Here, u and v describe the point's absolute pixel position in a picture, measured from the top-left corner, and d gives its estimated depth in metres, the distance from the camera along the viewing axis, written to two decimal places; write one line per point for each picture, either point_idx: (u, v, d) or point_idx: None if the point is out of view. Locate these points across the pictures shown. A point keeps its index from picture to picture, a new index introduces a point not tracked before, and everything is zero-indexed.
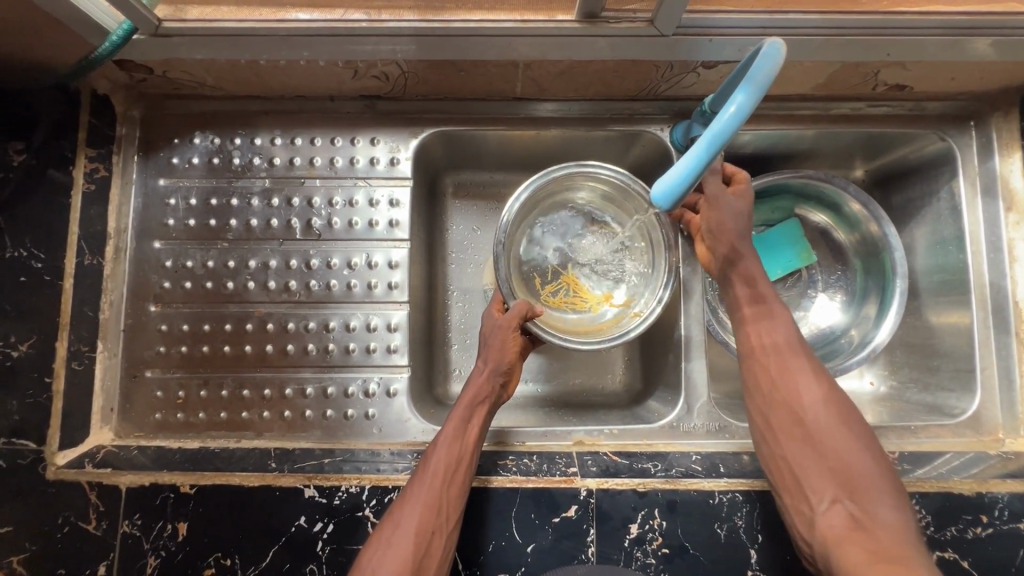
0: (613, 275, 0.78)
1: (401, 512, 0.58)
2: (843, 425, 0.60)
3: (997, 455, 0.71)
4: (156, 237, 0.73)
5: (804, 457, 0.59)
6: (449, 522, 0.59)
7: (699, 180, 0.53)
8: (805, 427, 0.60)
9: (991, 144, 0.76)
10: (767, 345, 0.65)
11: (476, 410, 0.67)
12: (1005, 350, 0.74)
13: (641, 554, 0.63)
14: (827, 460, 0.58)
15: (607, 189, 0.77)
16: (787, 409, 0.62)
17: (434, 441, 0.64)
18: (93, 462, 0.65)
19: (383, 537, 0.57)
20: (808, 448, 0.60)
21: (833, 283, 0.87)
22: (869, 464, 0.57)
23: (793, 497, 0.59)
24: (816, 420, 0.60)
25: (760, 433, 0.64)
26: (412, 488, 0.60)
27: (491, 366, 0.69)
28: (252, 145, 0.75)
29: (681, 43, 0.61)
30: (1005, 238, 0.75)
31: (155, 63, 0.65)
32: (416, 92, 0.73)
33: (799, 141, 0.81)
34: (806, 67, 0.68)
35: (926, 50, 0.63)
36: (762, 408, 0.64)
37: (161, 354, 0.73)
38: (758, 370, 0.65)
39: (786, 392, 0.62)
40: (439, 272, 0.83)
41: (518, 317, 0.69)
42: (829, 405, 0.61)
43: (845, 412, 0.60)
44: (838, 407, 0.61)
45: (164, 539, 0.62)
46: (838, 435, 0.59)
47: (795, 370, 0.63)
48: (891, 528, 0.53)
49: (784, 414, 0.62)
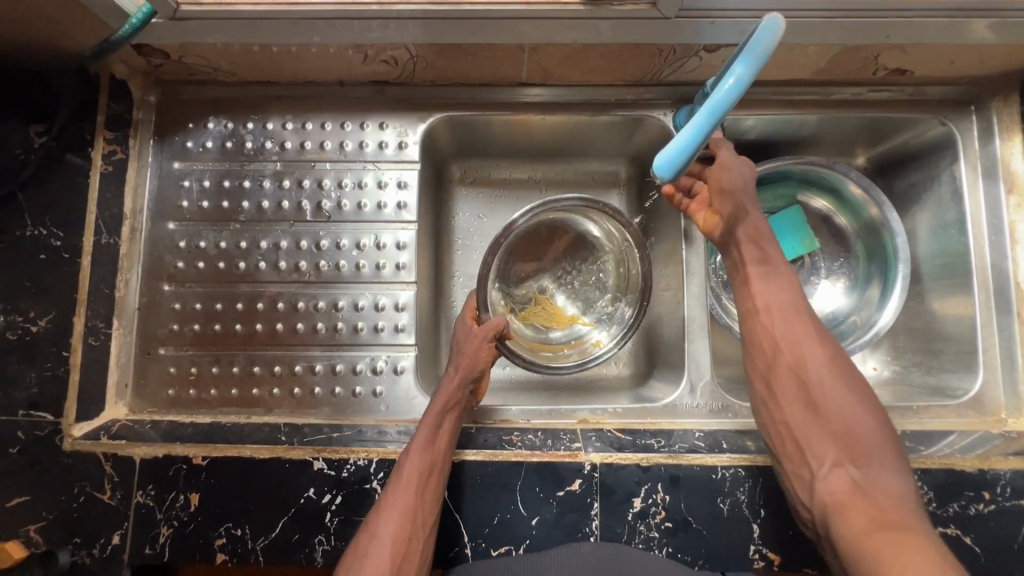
0: (584, 301, 0.83)
1: (379, 517, 0.59)
2: (840, 384, 0.62)
3: (1000, 434, 0.71)
4: (171, 218, 0.75)
5: (804, 420, 0.61)
6: (424, 528, 0.60)
7: (700, 151, 0.55)
8: (806, 392, 0.62)
9: (992, 128, 0.76)
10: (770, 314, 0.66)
11: (445, 418, 0.66)
12: (1007, 332, 0.75)
13: (645, 527, 0.64)
14: (826, 422, 0.60)
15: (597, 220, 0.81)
16: (786, 375, 0.63)
17: (408, 446, 0.63)
18: (108, 434, 0.66)
19: (361, 547, 0.58)
20: (806, 411, 0.61)
21: (836, 269, 0.88)
22: (870, 427, 0.59)
23: (794, 463, 0.60)
24: (816, 385, 0.62)
25: (761, 398, 0.65)
26: (392, 491, 0.60)
27: (462, 374, 0.69)
28: (264, 130, 0.77)
29: (683, 25, 0.62)
30: (1006, 220, 0.76)
31: (172, 48, 0.67)
32: (424, 77, 0.75)
33: (802, 126, 0.82)
34: (807, 51, 0.69)
35: (925, 32, 0.64)
36: (762, 373, 0.65)
37: (175, 332, 0.74)
38: (759, 336, 0.66)
39: (790, 360, 0.64)
40: (446, 259, 0.85)
41: (487, 336, 0.70)
42: (831, 372, 0.62)
43: (847, 379, 0.62)
44: (838, 368, 0.62)
45: (177, 510, 0.63)
46: (836, 395, 0.61)
47: (794, 334, 0.64)
48: (889, 492, 0.54)
49: (783, 379, 0.63)
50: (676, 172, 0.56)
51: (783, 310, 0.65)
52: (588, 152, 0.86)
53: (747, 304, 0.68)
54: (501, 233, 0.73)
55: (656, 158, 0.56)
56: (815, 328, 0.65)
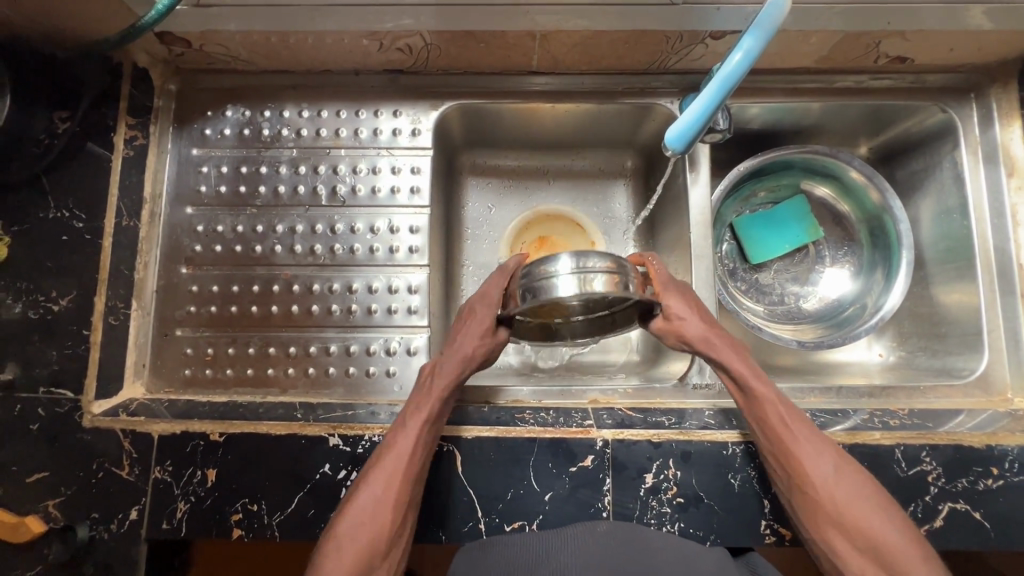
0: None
1: (367, 485, 0.57)
2: (858, 494, 0.57)
3: (1006, 412, 0.72)
4: (189, 203, 0.77)
5: (837, 542, 0.56)
6: (413, 493, 0.59)
7: (706, 125, 0.58)
8: (832, 513, 0.57)
9: (991, 114, 0.78)
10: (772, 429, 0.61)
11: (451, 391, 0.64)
12: (1011, 313, 0.75)
13: (656, 503, 0.64)
14: (858, 540, 0.55)
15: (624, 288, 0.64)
16: (806, 495, 0.58)
17: (404, 412, 0.62)
18: (127, 411, 0.67)
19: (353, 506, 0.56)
20: (836, 531, 0.56)
21: (841, 257, 0.90)
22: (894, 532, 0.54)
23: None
24: (834, 500, 0.57)
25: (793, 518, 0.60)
26: (375, 473, 0.58)
27: (481, 344, 0.67)
28: (281, 118, 0.79)
29: (690, 12, 0.65)
30: (1007, 203, 0.76)
31: (194, 36, 0.70)
32: (437, 66, 0.77)
33: (806, 114, 0.84)
34: (810, 39, 0.71)
35: (924, 18, 0.67)
36: (784, 494, 0.60)
37: (192, 314, 0.76)
38: (769, 454, 0.61)
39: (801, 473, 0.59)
40: (457, 248, 0.87)
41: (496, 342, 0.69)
42: (841, 477, 0.58)
43: (857, 481, 0.58)
44: (850, 474, 0.58)
45: (194, 485, 0.64)
46: (859, 510, 0.56)
47: (798, 447, 0.59)
48: None
49: (804, 503, 0.58)
50: (688, 143, 0.59)
51: (783, 424, 0.61)
52: (595, 143, 0.88)
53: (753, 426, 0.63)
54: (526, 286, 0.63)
55: (669, 131, 0.60)
56: (815, 432, 0.61)
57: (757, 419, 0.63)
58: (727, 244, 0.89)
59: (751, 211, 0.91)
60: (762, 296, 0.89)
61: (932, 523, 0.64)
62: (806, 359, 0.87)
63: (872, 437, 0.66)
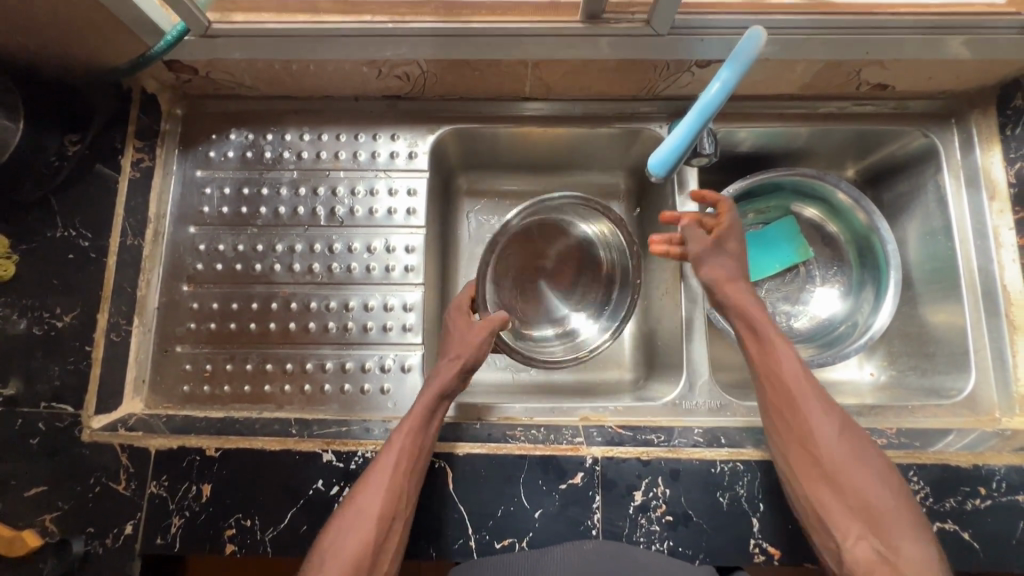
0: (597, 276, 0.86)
1: (363, 495, 0.59)
2: (856, 458, 0.61)
3: (995, 433, 0.72)
4: (192, 222, 0.80)
5: (826, 497, 0.60)
6: (410, 503, 0.61)
7: (690, 149, 0.60)
8: (827, 465, 0.61)
9: (972, 139, 0.80)
10: (784, 391, 0.65)
11: (439, 405, 0.68)
12: (996, 333, 0.76)
13: (645, 521, 0.65)
14: (848, 498, 0.59)
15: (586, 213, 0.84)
16: (803, 449, 0.62)
17: (402, 423, 0.65)
18: (125, 426, 0.69)
19: (347, 518, 0.58)
20: (827, 486, 0.60)
21: (830, 277, 0.91)
22: (885, 497, 0.58)
23: (821, 536, 0.59)
24: (832, 457, 0.61)
25: (782, 472, 0.63)
26: (376, 471, 0.61)
27: (460, 362, 0.70)
28: (282, 141, 0.82)
29: (676, 43, 0.67)
30: (990, 225, 0.78)
31: (200, 64, 0.73)
32: (434, 92, 0.80)
33: (793, 138, 0.86)
34: (793, 67, 0.74)
35: (901, 49, 0.69)
36: (779, 448, 0.64)
37: (191, 331, 0.77)
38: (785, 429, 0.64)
39: (804, 436, 0.62)
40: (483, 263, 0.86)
41: (493, 327, 0.72)
42: (842, 441, 0.61)
43: (857, 447, 0.61)
44: (853, 439, 0.62)
45: (189, 500, 0.65)
46: (852, 470, 0.60)
47: (804, 406, 0.63)
48: (918, 564, 0.54)
49: (798, 453, 0.62)
50: (670, 168, 0.61)
51: (793, 383, 0.65)
52: (588, 164, 0.90)
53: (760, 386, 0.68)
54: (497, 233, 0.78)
55: (652, 156, 0.62)
56: (822, 400, 0.64)
57: (768, 374, 0.67)
58: None
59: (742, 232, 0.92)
60: None
61: None
62: None
63: None
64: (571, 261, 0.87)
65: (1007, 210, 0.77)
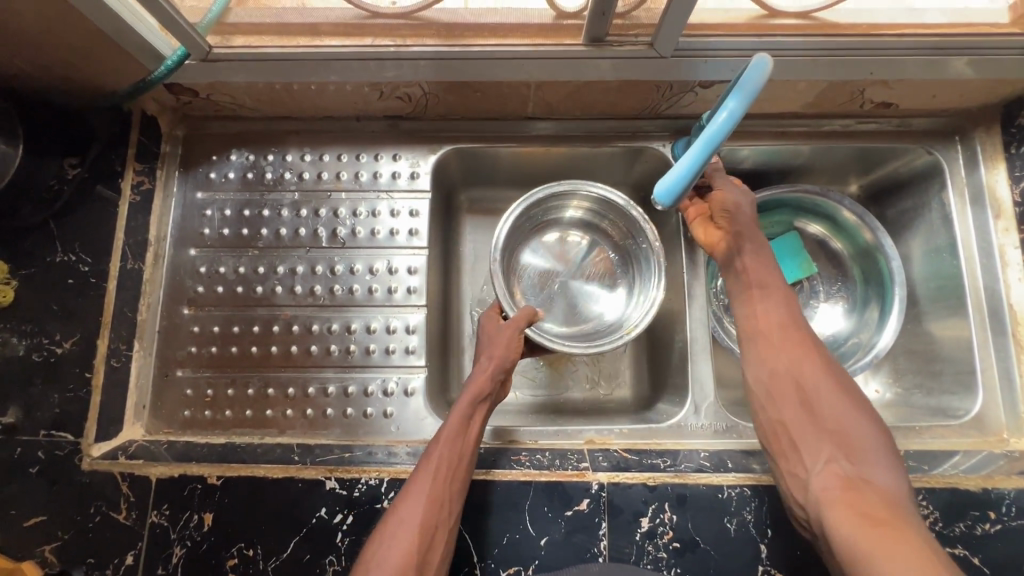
0: (626, 268, 0.83)
1: (403, 506, 0.59)
2: (829, 388, 0.63)
3: (1004, 454, 0.72)
4: (192, 244, 0.79)
5: (794, 419, 0.63)
6: (450, 517, 0.60)
7: (696, 179, 0.60)
8: (801, 390, 0.63)
9: (977, 157, 0.80)
10: (768, 320, 0.68)
11: (477, 407, 0.67)
12: (1003, 353, 0.76)
13: (653, 548, 0.64)
14: (815, 420, 0.62)
15: (592, 205, 0.82)
16: (777, 378, 0.65)
17: (439, 434, 0.64)
18: (126, 454, 0.68)
19: (387, 529, 0.58)
20: (796, 410, 0.63)
21: (834, 293, 0.91)
22: (862, 428, 0.60)
23: (789, 461, 0.61)
24: (810, 386, 0.63)
25: (756, 398, 0.66)
26: (419, 475, 0.61)
27: (496, 365, 0.70)
28: (284, 161, 0.81)
29: (679, 64, 0.67)
30: (995, 243, 0.78)
31: (201, 87, 0.72)
32: (436, 112, 0.79)
33: (796, 156, 0.86)
34: (796, 87, 0.73)
35: (905, 69, 0.69)
36: (755, 376, 0.67)
37: (193, 354, 0.77)
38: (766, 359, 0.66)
39: (783, 364, 0.65)
40: (512, 263, 0.82)
41: (521, 325, 0.72)
42: (824, 375, 0.64)
43: (839, 382, 0.63)
44: (828, 371, 0.64)
45: (190, 529, 0.64)
46: (824, 397, 0.62)
47: (780, 337, 0.66)
48: (884, 489, 0.55)
49: (775, 382, 0.65)
50: (676, 199, 0.60)
51: (773, 318, 0.67)
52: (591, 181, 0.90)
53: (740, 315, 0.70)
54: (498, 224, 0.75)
55: (656, 187, 0.61)
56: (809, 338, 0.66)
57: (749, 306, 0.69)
58: (722, 281, 0.85)
59: None
60: None
61: None
62: None
63: None
64: (590, 252, 0.85)
65: (1013, 229, 0.77)
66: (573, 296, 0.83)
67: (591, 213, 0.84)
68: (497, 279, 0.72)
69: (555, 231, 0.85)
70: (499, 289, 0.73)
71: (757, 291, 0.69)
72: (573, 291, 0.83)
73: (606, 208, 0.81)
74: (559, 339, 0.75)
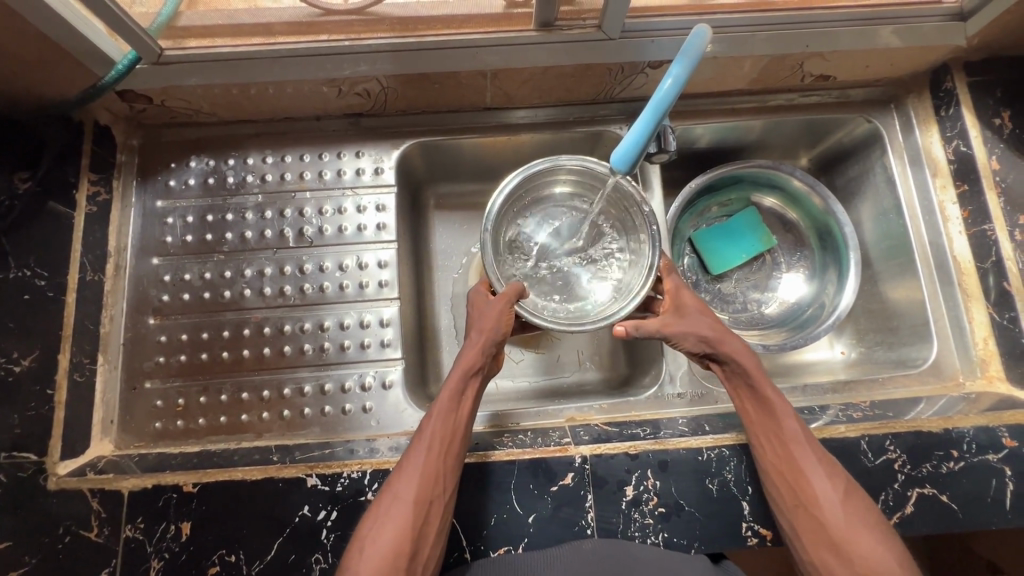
0: (612, 237, 0.82)
1: (399, 482, 0.59)
2: (861, 520, 0.58)
3: (961, 397, 0.75)
4: (154, 254, 0.78)
5: (831, 562, 0.57)
6: (445, 494, 0.60)
7: (647, 145, 0.62)
8: (828, 529, 0.58)
9: (911, 122, 0.84)
10: (781, 441, 0.63)
11: (468, 383, 0.67)
12: (952, 302, 0.80)
13: (639, 515, 0.65)
14: (854, 562, 0.56)
15: (576, 178, 0.80)
16: (807, 515, 0.59)
17: (431, 410, 0.64)
18: (94, 470, 0.65)
19: (382, 510, 0.58)
20: (832, 554, 0.57)
21: (795, 263, 0.94)
22: (890, 563, 0.55)
23: None
24: (836, 521, 0.58)
25: (786, 536, 0.61)
26: (414, 450, 0.61)
27: (485, 338, 0.68)
28: (245, 165, 0.81)
29: (628, 45, 0.70)
30: (936, 201, 0.82)
31: (154, 92, 0.72)
32: (396, 107, 0.80)
33: (748, 132, 0.90)
34: (740, 64, 0.77)
35: (840, 39, 0.73)
36: (782, 510, 0.61)
37: (161, 364, 0.75)
38: (783, 494, 0.61)
39: (803, 495, 0.60)
40: (501, 238, 0.81)
41: (511, 299, 0.70)
42: (844, 502, 0.59)
43: (861, 508, 0.59)
44: (854, 499, 0.59)
45: (168, 541, 0.62)
46: (860, 532, 0.57)
47: (805, 465, 0.61)
48: None
49: (802, 517, 0.59)
50: (631, 164, 0.63)
51: (792, 441, 0.63)
52: None
53: (759, 444, 0.64)
54: (485, 213, 0.73)
55: (613, 154, 0.64)
56: (826, 459, 0.62)
57: (768, 433, 0.64)
58: (687, 258, 0.94)
59: (708, 225, 0.95)
60: (726, 305, 0.92)
61: (904, 510, 0.66)
62: (775, 362, 0.90)
63: (838, 431, 0.69)
64: (576, 222, 0.84)
65: (950, 186, 0.81)
66: (566, 271, 0.82)
67: (577, 186, 0.82)
68: (488, 254, 0.71)
69: (547, 204, 0.84)
70: (489, 267, 0.72)
71: (775, 414, 0.64)
72: (567, 266, 0.83)
73: (596, 181, 0.79)
74: (548, 316, 0.74)
